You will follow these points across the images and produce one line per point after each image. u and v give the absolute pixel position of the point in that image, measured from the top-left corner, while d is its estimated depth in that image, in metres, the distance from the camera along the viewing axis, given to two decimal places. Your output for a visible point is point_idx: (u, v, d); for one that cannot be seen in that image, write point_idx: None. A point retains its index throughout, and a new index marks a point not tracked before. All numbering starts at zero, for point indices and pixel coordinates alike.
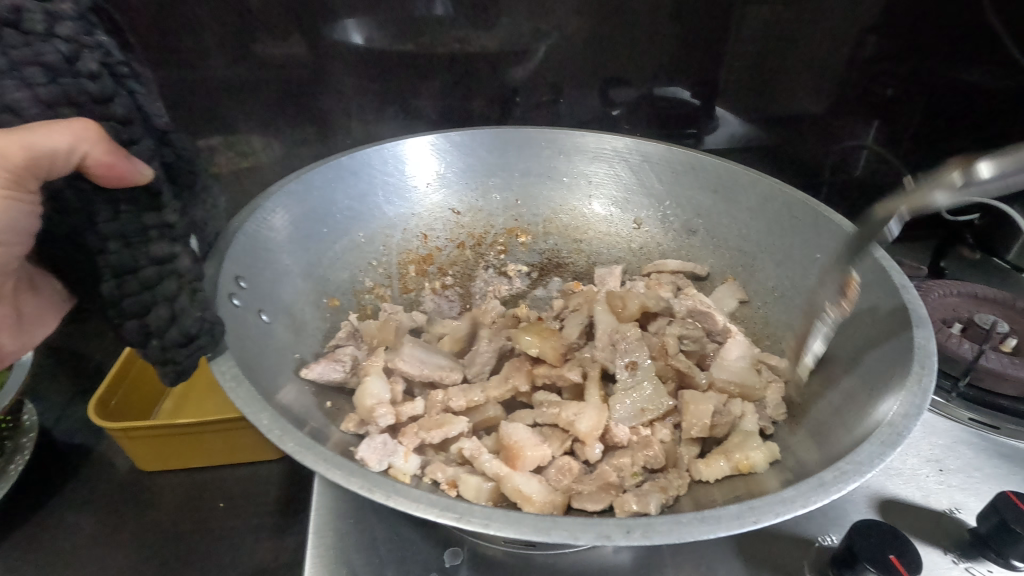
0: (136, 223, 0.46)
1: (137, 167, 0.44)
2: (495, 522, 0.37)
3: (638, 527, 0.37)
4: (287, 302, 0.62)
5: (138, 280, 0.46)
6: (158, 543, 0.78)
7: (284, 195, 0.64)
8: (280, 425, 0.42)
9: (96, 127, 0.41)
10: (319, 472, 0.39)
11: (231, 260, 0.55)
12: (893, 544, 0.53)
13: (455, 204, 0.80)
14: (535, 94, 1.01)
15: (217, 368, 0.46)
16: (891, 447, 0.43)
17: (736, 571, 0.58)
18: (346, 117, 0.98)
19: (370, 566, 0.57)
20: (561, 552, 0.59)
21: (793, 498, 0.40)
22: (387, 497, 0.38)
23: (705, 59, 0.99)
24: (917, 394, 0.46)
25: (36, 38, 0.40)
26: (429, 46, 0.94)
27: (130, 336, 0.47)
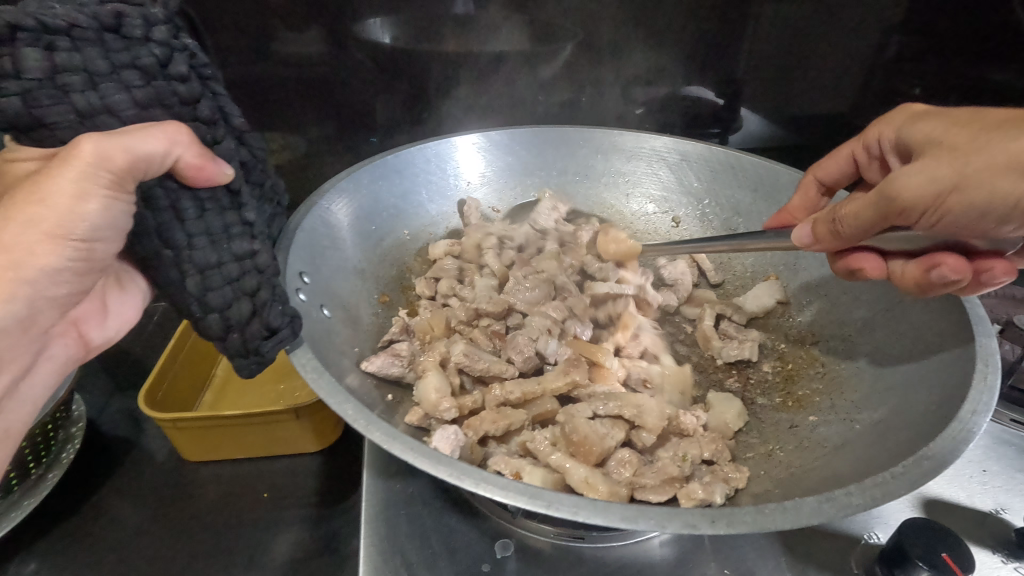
0: (219, 220, 0.48)
1: (220, 167, 0.47)
2: (584, 510, 0.38)
3: (724, 517, 0.37)
4: (343, 297, 0.63)
5: (221, 275, 0.48)
6: (208, 535, 0.80)
7: (338, 193, 0.66)
8: (365, 415, 0.43)
9: (186, 129, 0.44)
10: (409, 460, 0.40)
11: (294, 256, 0.56)
12: (943, 542, 0.53)
13: (494, 203, 0.82)
14: (558, 94, 1.03)
15: (298, 361, 0.49)
16: (963, 443, 0.42)
17: (783, 567, 0.58)
18: (375, 114, 1.01)
19: (423, 556, 0.58)
20: (607, 546, 0.60)
21: (870, 492, 0.40)
22: (478, 485, 0.38)
23: (730, 60, 1.01)
24: (983, 391, 0.46)
25: (135, 42, 0.42)
26: (457, 45, 0.95)
27: (212, 329, 0.48)
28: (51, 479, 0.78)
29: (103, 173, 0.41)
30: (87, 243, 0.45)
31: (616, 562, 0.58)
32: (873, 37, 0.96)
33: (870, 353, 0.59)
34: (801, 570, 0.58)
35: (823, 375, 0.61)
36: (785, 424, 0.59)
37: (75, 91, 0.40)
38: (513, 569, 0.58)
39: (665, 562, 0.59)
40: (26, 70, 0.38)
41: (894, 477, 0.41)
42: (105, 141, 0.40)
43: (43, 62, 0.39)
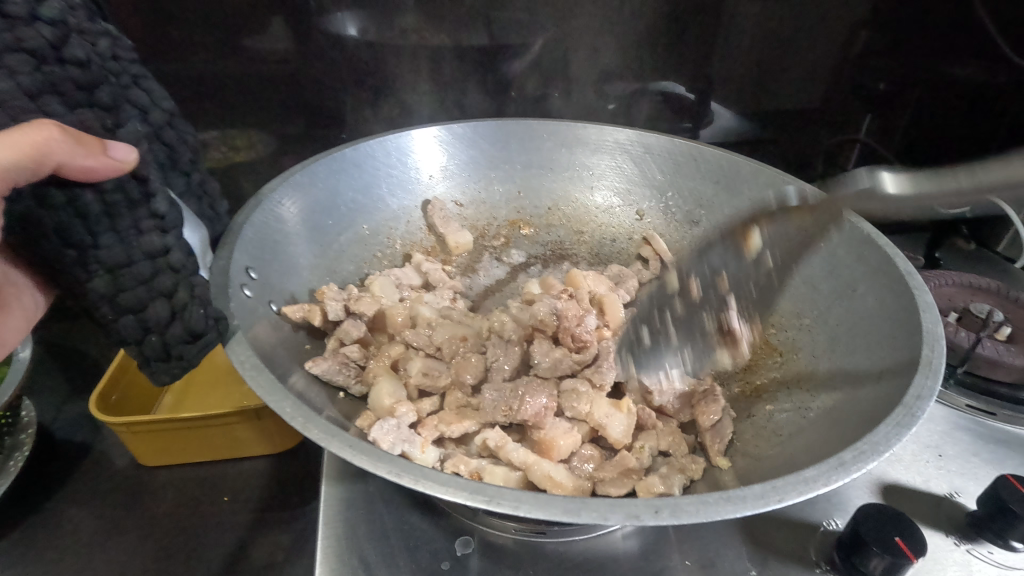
0: (127, 215, 0.43)
1: (118, 151, 0.41)
2: (526, 504, 0.37)
3: (669, 507, 0.36)
4: (292, 294, 0.61)
5: (132, 275, 0.43)
6: (165, 541, 0.77)
7: (290, 187, 0.64)
8: (304, 413, 0.41)
9: (57, 128, 0.38)
10: (348, 459, 0.38)
11: (240, 250, 0.54)
12: (897, 527, 0.54)
13: (457, 197, 0.80)
14: (527, 90, 1.02)
15: (234, 356, 0.44)
16: (907, 427, 0.42)
17: (744, 557, 0.59)
18: (339, 109, 0.98)
19: (380, 556, 0.57)
20: (570, 540, 0.59)
21: (814, 478, 0.39)
22: (418, 482, 0.37)
23: (698, 53, 1.00)
24: (928, 376, 0.46)
25: (20, 23, 0.40)
26: (423, 40, 0.94)
27: (127, 333, 0.45)
28: None
29: None
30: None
31: (578, 556, 0.58)
32: (847, 32, 0.99)
33: (827, 343, 0.60)
34: (761, 558, 0.58)
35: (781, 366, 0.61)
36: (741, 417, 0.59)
37: None
38: (474, 567, 0.57)
39: (627, 555, 0.59)
40: None
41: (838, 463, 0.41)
42: None
43: None
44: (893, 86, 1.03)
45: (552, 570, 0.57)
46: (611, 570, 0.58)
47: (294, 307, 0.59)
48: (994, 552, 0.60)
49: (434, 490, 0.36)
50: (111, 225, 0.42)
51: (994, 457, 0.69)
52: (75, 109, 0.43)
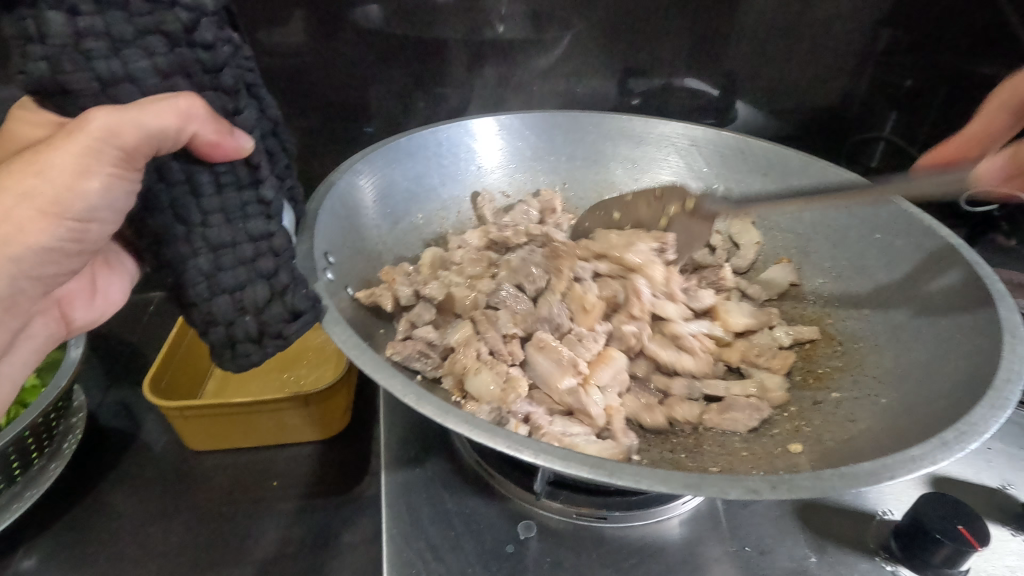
0: (235, 198, 0.42)
1: (239, 141, 0.41)
2: (646, 477, 0.37)
3: (786, 481, 0.37)
4: (360, 280, 0.60)
5: (235, 256, 0.42)
6: (217, 525, 0.79)
7: (354, 176, 0.64)
8: (414, 389, 0.41)
9: (203, 102, 0.38)
10: (464, 434, 0.38)
11: (319, 235, 0.54)
12: (959, 515, 0.55)
13: (504, 188, 0.81)
14: (554, 84, 1.03)
15: (337, 337, 0.45)
16: (1003, 409, 0.43)
17: (802, 544, 0.59)
18: (372, 101, 0.99)
19: (445, 538, 0.58)
20: (629, 526, 0.60)
21: (919, 456, 0.40)
22: (538, 454, 0.37)
23: (724, 51, 1.01)
24: (1013, 360, 0.47)
25: (161, 6, 0.37)
26: (454, 33, 0.94)
27: (219, 312, 0.42)
28: (53, 470, 0.77)
29: (111, 149, 0.38)
30: (84, 222, 0.42)
31: (639, 541, 0.59)
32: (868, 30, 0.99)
33: (888, 330, 0.60)
34: (817, 544, 0.59)
35: (841, 354, 0.62)
36: (806, 403, 0.59)
37: (98, 57, 0.36)
38: (537, 551, 0.57)
39: (685, 539, 0.60)
40: (49, 34, 0.35)
41: (940, 443, 0.42)
42: (116, 115, 0.36)
43: (67, 27, 0.35)
44: None
45: (614, 554, 0.58)
46: (670, 556, 0.58)
47: (366, 291, 0.60)
48: None
49: (558, 462, 0.36)
50: (220, 201, 0.41)
51: None
52: (202, 93, 0.41)
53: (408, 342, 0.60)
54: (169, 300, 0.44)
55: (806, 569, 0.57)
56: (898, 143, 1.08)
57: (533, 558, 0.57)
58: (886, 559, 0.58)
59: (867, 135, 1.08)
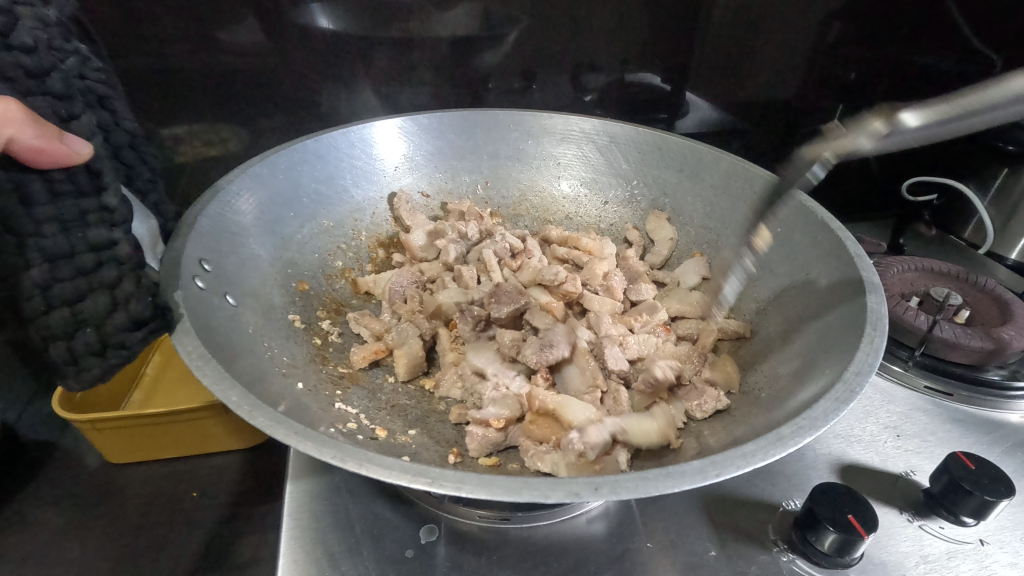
0: (73, 207, 0.42)
1: (71, 145, 0.41)
2: (469, 484, 0.37)
3: (607, 483, 0.37)
4: (250, 287, 0.58)
5: (72, 266, 0.42)
6: (131, 537, 0.77)
7: (248, 179, 0.62)
8: (249, 401, 0.40)
9: (19, 106, 0.38)
10: (294, 446, 0.38)
11: (193, 241, 0.52)
12: (850, 505, 0.56)
13: (424, 187, 0.81)
14: (505, 82, 1.02)
15: (181, 348, 0.44)
16: (845, 402, 0.43)
17: (706, 537, 0.60)
18: (314, 102, 0.97)
19: (344, 545, 0.57)
20: (537, 524, 0.60)
21: (752, 453, 0.40)
22: (362, 466, 0.37)
23: (671, 47, 1.02)
24: (870, 352, 0.48)
25: None
26: (400, 33, 0.93)
27: (56, 326, 0.42)
28: None
29: None
30: None
31: (544, 540, 0.59)
32: (817, 23, 1.02)
33: (783, 324, 0.61)
34: (722, 538, 0.60)
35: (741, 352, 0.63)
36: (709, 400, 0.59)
37: None
38: (440, 555, 0.57)
39: (592, 537, 0.60)
40: None
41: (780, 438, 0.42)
42: None
43: None
44: (861, 76, 1.08)
45: (518, 555, 0.58)
46: (575, 554, 0.58)
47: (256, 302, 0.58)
48: (946, 527, 0.61)
49: (374, 472, 0.35)
50: (54, 208, 0.41)
51: (948, 435, 0.72)
52: (26, 98, 0.40)
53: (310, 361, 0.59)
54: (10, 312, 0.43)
55: (706, 563, 0.58)
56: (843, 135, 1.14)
57: (432, 562, 0.57)
58: (784, 550, 0.59)
59: (814, 127, 1.13)
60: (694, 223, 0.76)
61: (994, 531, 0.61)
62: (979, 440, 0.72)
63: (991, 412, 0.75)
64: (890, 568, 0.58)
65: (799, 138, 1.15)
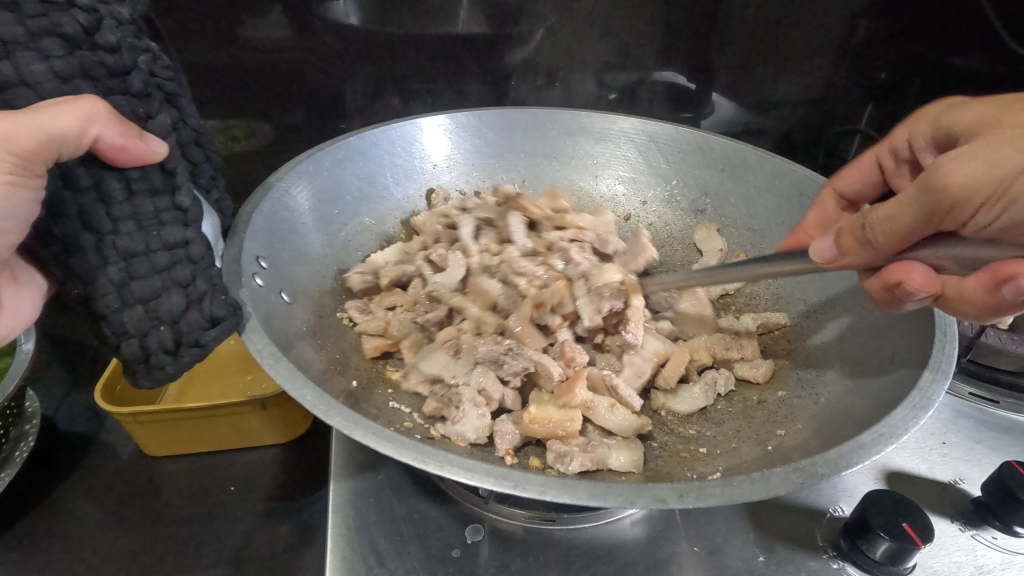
0: (149, 205, 0.42)
1: (150, 144, 0.41)
2: (552, 489, 0.37)
3: (694, 491, 0.37)
4: (301, 285, 0.58)
5: (147, 264, 0.42)
6: (169, 530, 0.77)
7: (296, 176, 0.62)
8: (325, 401, 0.40)
9: (106, 105, 0.38)
10: (371, 446, 0.38)
11: (250, 238, 0.52)
12: (903, 512, 0.55)
13: (461, 185, 0.80)
14: (531, 78, 1.01)
15: (253, 347, 0.44)
16: (924, 410, 0.43)
17: (751, 544, 0.59)
18: (345, 99, 0.97)
19: (391, 543, 0.57)
20: (581, 526, 0.60)
21: (834, 460, 0.40)
22: (444, 468, 0.37)
23: (702, 45, 1.01)
24: (942, 360, 0.47)
25: (55, 8, 0.38)
26: (430, 30, 0.93)
27: (131, 324, 0.42)
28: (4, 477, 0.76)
29: (7, 157, 0.36)
30: None
31: (588, 543, 0.58)
32: (853, 22, 1.01)
33: (835, 328, 0.60)
34: (768, 545, 0.59)
35: (790, 352, 0.62)
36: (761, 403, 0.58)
37: None
38: (485, 554, 0.57)
39: (635, 541, 0.59)
40: None
41: (859, 445, 0.42)
42: (8, 121, 0.35)
43: None
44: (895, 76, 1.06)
45: (562, 556, 0.57)
46: (620, 556, 0.58)
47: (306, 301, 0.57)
48: (999, 537, 0.60)
49: (459, 475, 0.35)
50: (131, 207, 0.41)
51: (995, 444, 0.70)
52: (107, 97, 0.42)
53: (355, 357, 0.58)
54: (81, 308, 0.44)
55: (753, 568, 0.57)
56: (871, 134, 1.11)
57: (478, 561, 0.56)
58: (834, 557, 0.58)
59: (846, 127, 1.11)
60: (738, 224, 0.75)
61: None
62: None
63: None
64: None
65: (829, 138, 1.13)
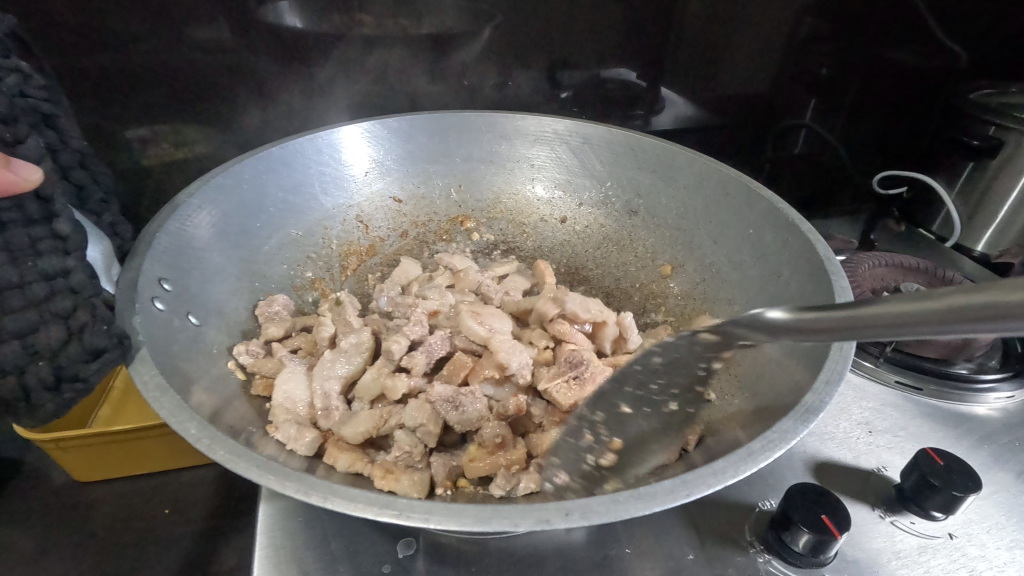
0: (23, 235, 0.41)
1: (20, 172, 0.40)
2: (437, 515, 0.36)
3: (579, 508, 0.36)
4: (213, 305, 0.56)
5: (23, 296, 0.41)
6: (98, 559, 0.74)
7: (208, 191, 0.60)
8: (210, 434, 0.38)
9: None
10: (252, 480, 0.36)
11: (149, 260, 0.50)
12: (823, 505, 0.57)
13: (395, 192, 0.79)
14: (482, 78, 1.00)
15: (138, 379, 0.41)
16: (814, 413, 0.44)
17: (682, 541, 0.60)
18: (289, 103, 0.93)
19: (320, 563, 0.56)
20: (514, 534, 0.60)
21: (724, 469, 0.41)
22: (326, 499, 0.35)
23: (648, 43, 1.02)
24: (838, 361, 0.48)
25: None
26: (374, 30, 0.91)
27: (5, 361, 0.40)
28: None
29: None
30: None
31: (522, 550, 0.59)
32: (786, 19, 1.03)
33: None
34: (697, 542, 0.60)
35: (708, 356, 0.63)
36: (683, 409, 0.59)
37: None
38: (418, 568, 0.57)
39: (571, 545, 0.59)
40: None
41: (752, 450, 0.42)
42: None
43: None
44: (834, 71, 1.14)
45: (495, 566, 0.57)
46: (555, 561, 0.58)
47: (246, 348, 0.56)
48: (916, 522, 0.62)
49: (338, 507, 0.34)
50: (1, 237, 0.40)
51: (919, 432, 0.73)
52: None
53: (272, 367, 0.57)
54: None
55: (682, 566, 0.58)
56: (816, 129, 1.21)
57: None
58: (761, 551, 0.59)
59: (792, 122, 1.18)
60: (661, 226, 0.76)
61: (962, 524, 0.62)
62: (951, 433, 0.73)
63: (961, 406, 0.76)
64: (863, 565, 0.59)
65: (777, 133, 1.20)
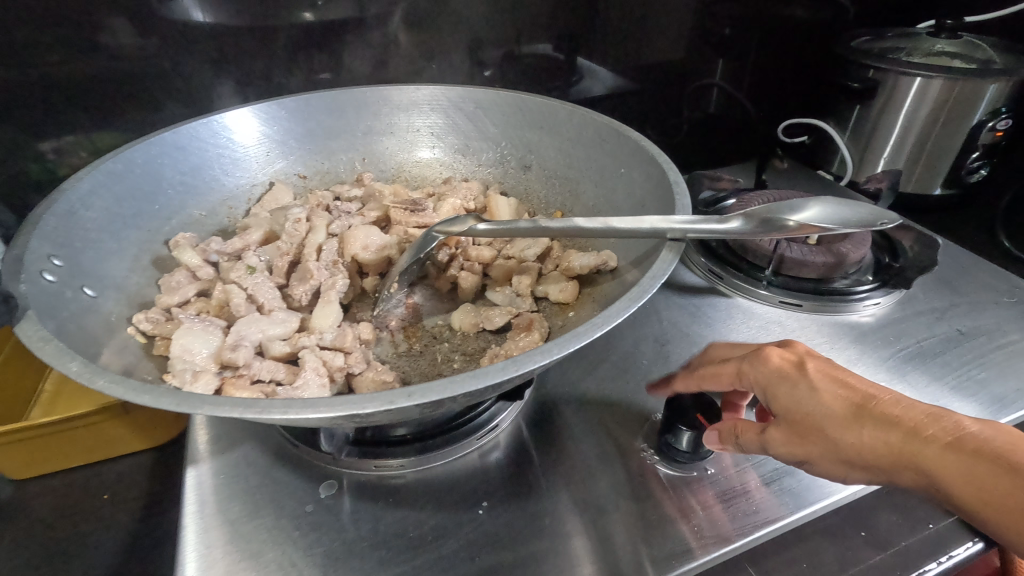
0: None
1: None
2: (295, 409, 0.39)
3: (418, 388, 0.39)
4: (108, 279, 0.59)
5: None
6: (41, 546, 0.77)
7: (100, 174, 0.62)
8: (92, 369, 0.41)
9: None
10: (129, 400, 0.39)
11: (37, 237, 0.52)
12: (700, 405, 0.63)
13: (299, 168, 0.83)
14: (406, 61, 1.02)
15: (23, 333, 0.43)
16: (635, 300, 0.46)
17: (582, 452, 0.67)
18: (211, 100, 0.94)
19: (244, 509, 0.61)
20: (430, 466, 0.64)
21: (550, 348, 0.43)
22: (195, 407, 0.38)
23: (557, 15, 1.06)
24: (665, 262, 0.51)
25: None
26: (290, 21, 0.91)
27: None
28: None
29: None
30: None
31: (437, 476, 0.64)
32: None
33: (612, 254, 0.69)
34: (595, 454, 0.67)
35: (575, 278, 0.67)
36: (555, 327, 0.65)
37: None
38: (339, 505, 0.61)
39: (483, 468, 0.65)
40: None
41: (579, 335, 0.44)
42: None
43: None
44: (734, 30, 1.21)
45: (413, 494, 0.62)
46: (467, 481, 0.64)
47: (148, 317, 0.58)
48: None
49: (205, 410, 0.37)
50: None
51: (799, 338, 0.81)
52: None
53: (170, 322, 0.59)
54: None
55: (581, 473, 0.65)
56: (727, 89, 1.30)
57: (333, 512, 0.61)
58: (653, 453, 0.66)
59: (702, 83, 1.27)
60: (546, 174, 0.81)
61: None
62: (826, 339, 0.82)
63: (836, 316, 0.85)
64: (739, 456, 0.66)
65: (691, 92, 1.28)
